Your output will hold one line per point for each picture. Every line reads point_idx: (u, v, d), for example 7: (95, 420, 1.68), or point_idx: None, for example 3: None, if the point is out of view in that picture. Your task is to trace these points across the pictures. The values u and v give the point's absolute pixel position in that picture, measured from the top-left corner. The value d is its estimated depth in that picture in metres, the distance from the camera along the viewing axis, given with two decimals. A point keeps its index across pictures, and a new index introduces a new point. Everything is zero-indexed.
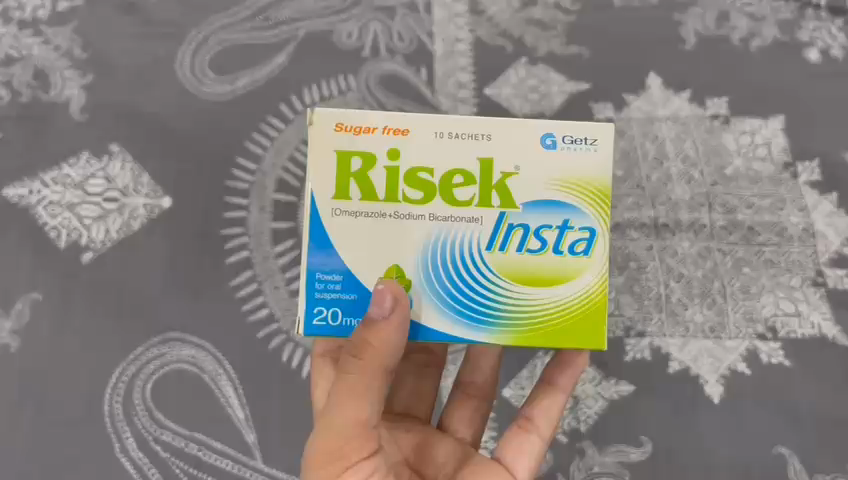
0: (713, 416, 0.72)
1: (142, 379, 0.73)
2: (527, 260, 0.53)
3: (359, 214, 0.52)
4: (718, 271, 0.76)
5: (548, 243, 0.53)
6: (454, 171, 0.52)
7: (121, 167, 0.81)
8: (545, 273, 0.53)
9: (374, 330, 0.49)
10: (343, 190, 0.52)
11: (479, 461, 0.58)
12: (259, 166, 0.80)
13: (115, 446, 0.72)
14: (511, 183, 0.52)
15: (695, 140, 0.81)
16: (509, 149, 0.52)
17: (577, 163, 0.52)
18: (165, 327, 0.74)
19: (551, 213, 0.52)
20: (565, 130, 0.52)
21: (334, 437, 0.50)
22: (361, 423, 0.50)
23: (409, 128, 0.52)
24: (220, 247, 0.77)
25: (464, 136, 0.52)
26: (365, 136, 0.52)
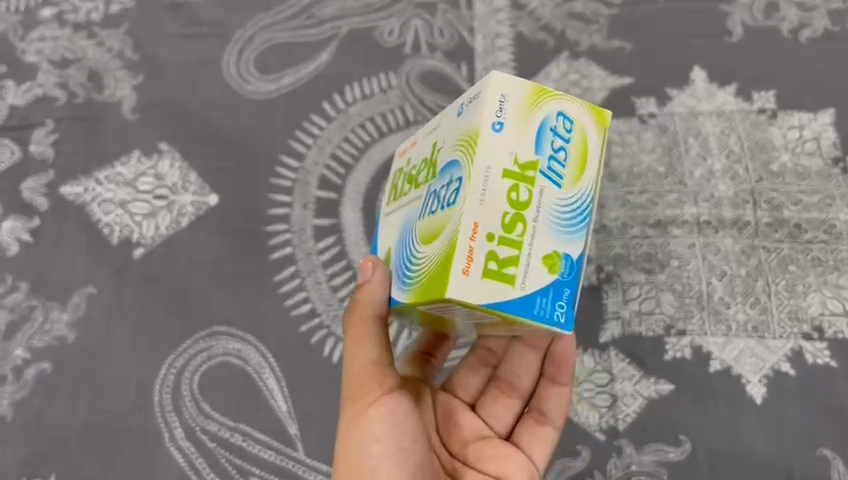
0: (754, 416, 0.70)
1: (190, 371, 0.75)
2: (429, 221, 0.50)
3: (391, 213, 0.60)
4: (762, 269, 0.74)
5: (439, 203, 0.49)
6: (422, 160, 0.56)
7: (170, 165, 0.83)
8: (435, 229, 0.48)
9: (362, 290, 0.55)
10: (391, 200, 0.62)
11: (501, 448, 0.62)
12: (302, 163, 0.82)
13: (163, 435, 0.73)
14: (439, 157, 0.52)
15: (740, 134, 0.80)
16: (443, 128, 0.53)
17: (468, 116, 0.49)
18: (211, 320, 0.77)
19: (446, 173, 0.50)
20: (467, 96, 0.51)
21: (355, 382, 0.57)
22: (371, 364, 0.56)
23: (418, 139, 0.60)
24: (264, 243, 0.79)
25: (432, 130, 0.56)
26: (411, 154, 0.60)
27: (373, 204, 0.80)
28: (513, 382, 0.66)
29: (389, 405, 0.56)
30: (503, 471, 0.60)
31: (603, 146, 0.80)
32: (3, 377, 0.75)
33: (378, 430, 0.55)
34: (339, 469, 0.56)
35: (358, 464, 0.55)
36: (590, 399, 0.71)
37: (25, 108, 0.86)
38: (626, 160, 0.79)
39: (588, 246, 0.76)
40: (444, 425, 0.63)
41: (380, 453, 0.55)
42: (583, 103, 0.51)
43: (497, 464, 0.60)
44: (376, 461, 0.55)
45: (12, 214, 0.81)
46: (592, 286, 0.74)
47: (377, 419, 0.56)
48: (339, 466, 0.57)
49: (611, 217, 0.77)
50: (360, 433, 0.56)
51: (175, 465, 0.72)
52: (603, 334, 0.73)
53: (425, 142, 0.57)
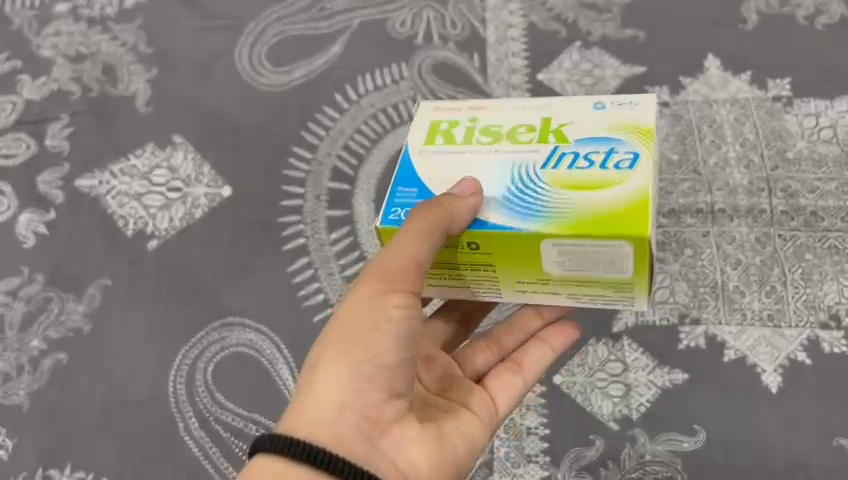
0: (771, 406, 0.69)
1: (204, 361, 0.75)
2: (571, 175, 0.49)
3: (444, 154, 0.52)
4: (778, 257, 0.74)
5: (595, 163, 0.49)
6: (518, 127, 0.52)
7: (183, 158, 0.84)
8: (591, 180, 0.48)
9: (455, 202, 0.47)
10: (431, 138, 0.53)
11: (466, 385, 0.57)
12: (315, 155, 0.82)
13: (178, 425, 0.73)
14: (566, 130, 0.51)
15: (755, 122, 0.79)
16: (568, 110, 0.52)
17: (623, 115, 0.51)
18: (225, 311, 0.77)
19: (596, 145, 0.50)
20: (603, 98, 0.53)
21: (388, 268, 0.49)
22: (414, 267, 0.48)
23: (486, 105, 0.54)
24: (278, 235, 0.80)
25: (527, 108, 0.53)
26: (476, 114, 0.54)
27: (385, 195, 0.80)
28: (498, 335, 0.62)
29: (405, 324, 0.49)
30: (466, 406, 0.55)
31: None
32: (20, 367, 0.76)
33: (383, 342, 0.48)
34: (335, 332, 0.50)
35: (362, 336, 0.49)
36: (603, 389, 0.71)
37: (40, 102, 0.87)
38: None
39: None
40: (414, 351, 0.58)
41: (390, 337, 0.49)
42: None
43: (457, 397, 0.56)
44: (383, 345, 0.48)
45: (28, 207, 0.82)
46: None
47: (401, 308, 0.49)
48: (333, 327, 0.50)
49: None
50: (373, 310, 0.49)
51: (189, 454, 0.72)
52: (617, 323, 0.73)
53: (508, 109, 0.54)
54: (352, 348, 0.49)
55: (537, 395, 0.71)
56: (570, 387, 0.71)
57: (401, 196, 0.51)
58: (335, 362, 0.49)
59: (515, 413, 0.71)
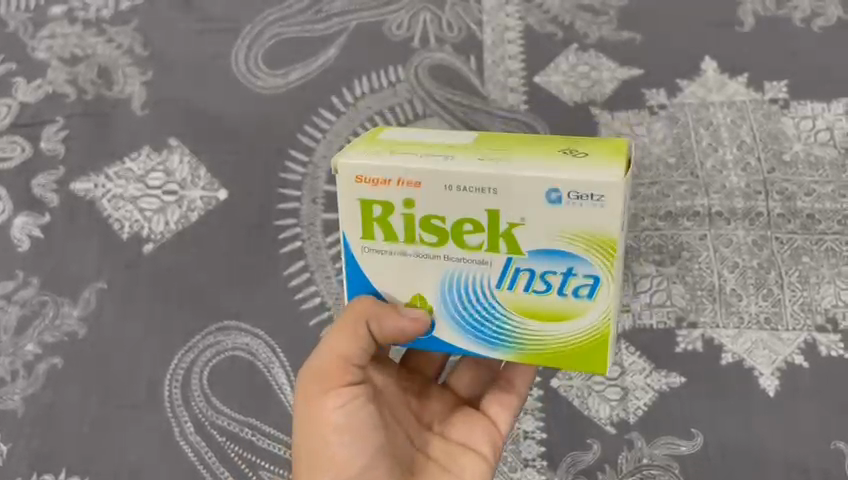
0: (768, 410, 0.69)
1: (199, 366, 0.75)
2: (530, 299, 0.52)
3: (385, 251, 0.52)
4: (775, 260, 0.73)
5: (553, 286, 0.51)
6: (464, 220, 0.50)
7: (179, 161, 0.84)
8: (544, 310, 0.52)
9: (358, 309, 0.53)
10: (367, 232, 0.52)
11: (467, 416, 0.61)
12: (311, 158, 0.82)
13: (173, 430, 0.73)
14: (518, 232, 0.49)
15: (752, 125, 0.79)
16: (521, 202, 0.48)
17: (584, 213, 0.48)
18: (220, 315, 0.77)
19: (554, 261, 0.50)
20: (566, 178, 0.47)
21: (319, 375, 0.55)
22: (337, 365, 0.54)
23: (420, 179, 0.49)
24: (274, 238, 0.79)
25: (471, 189, 0.48)
26: (413, 193, 0.50)
27: None
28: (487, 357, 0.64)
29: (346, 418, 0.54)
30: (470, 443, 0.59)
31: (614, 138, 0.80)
32: (15, 372, 0.76)
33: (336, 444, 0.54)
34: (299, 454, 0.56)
35: (318, 449, 0.54)
36: (600, 392, 0.70)
37: (36, 105, 0.86)
38: (637, 150, 0.79)
39: None
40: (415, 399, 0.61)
41: (340, 442, 0.54)
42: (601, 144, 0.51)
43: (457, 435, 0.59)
44: (336, 449, 0.54)
45: (23, 210, 0.82)
46: None
47: (339, 413, 0.54)
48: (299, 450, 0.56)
49: None
50: (320, 425, 0.55)
51: (185, 459, 0.72)
52: (615, 326, 0.72)
53: (454, 185, 0.49)
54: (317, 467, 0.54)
55: (535, 399, 0.70)
56: (567, 391, 0.70)
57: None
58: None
59: (513, 417, 0.70)
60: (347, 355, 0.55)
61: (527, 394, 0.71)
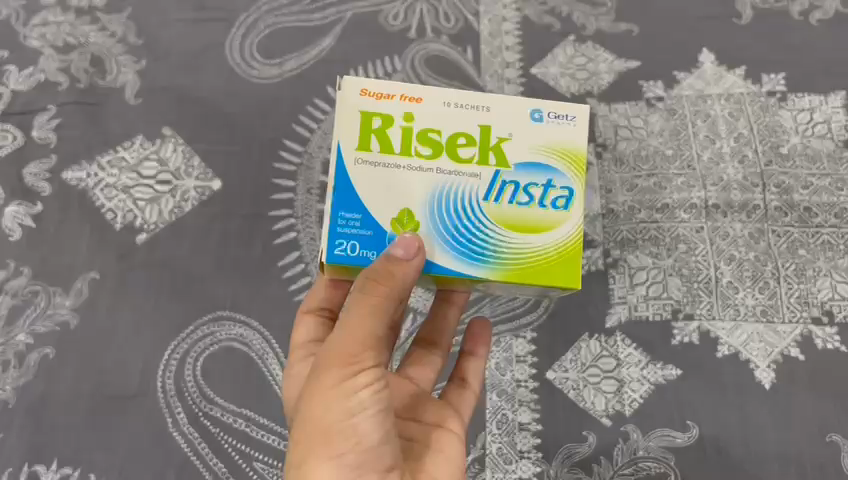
0: (764, 402, 0.68)
1: (193, 356, 0.74)
2: (517, 211, 0.51)
3: (381, 165, 0.50)
4: (772, 253, 0.73)
5: (535, 198, 0.52)
6: (457, 134, 0.51)
7: (173, 150, 0.83)
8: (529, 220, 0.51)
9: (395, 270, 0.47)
10: (364, 141, 0.50)
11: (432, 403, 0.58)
12: (306, 148, 0.82)
13: (166, 421, 0.72)
14: (505, 147, 0.51)
15: (749, 118, 0.79)
16: (505, 117, 0.52)
17: (556, 131, 0.52)
18: (214, 305, 0.76)
19: (534, 173, 0.52)
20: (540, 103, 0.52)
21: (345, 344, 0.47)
22: (371, 337, 0.47)
23: (423, 96, 0.52)
24: (268, 229, 0.79)
25: (465, 106, 0.52)
26: (416, 111, 0.51)
27: None
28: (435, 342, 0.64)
29: (375, 397, 0.47)
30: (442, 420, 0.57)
31: (611, 131, 0.80)
32: (6, 362, 0.74)
33: (357, 422, 0.47)
34: (305, 433, 0.47)
35: (337, 430, 0.47)
36: (596, 384, 0.70)
37: (28, 94, 0.85)
38: (633, 142, 0.79)
39: (595, 230, 0.75)
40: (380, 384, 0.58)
41: (368, 417, 0.47)
42: None
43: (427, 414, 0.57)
44: (363, 426, 0.47)
45: (15, 199, 0.81)
46: (599, 271, 0.74)
47: (370, 388, 0.47)
48: (304, 420, 0.48)
49: (618, 201, 0.76)
50: (342, 402, 0.47)
51: (178, 451, 0.71)
52: (611, 318, 0.72)
53: (452, 109, 0.52)
54: (327, 440, 0.47)
55: (530, 391, 0.70)
56: (564, 383, 0.70)
57: (346, 226, 0.50)
58: (319, 465, 0.46)
59: (508, 409, 0.69)
60: (366, 324, 0.47)
61: (523, 385, 0.70)
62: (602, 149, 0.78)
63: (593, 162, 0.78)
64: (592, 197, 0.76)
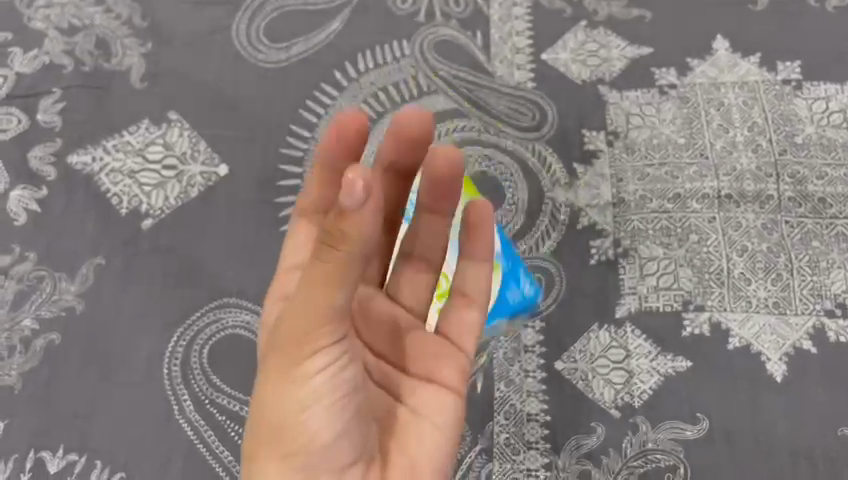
0: (775, 394, 0.67)
1: (199, 344, 0.73)
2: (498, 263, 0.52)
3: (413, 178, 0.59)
4: (785, 244, 0.72)
5: None
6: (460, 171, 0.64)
7: (179, 134, 0.82)
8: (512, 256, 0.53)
9: (349, 223, 0.39)
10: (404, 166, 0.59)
11: (422, 342, 0.56)
12: (313, 133, 0.82)
13: (172, 408, 0.71)
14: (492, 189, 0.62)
15: (764, 106, 0.78)
16: None
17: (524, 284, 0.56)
18: (220, 292, 0.75)
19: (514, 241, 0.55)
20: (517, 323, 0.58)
21: (298, 322, 0.43)
22: (331, 310, 0.43)
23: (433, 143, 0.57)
24: (275, 215, 0.78)
25: None
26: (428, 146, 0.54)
27: None
28: (427, 254, 0.59)
29: (328, 381, 0.45)
30: (433, 371, 0.54)
31: (622, 118, 0.79)
32: (11, 348, 0.74)
33: (310, 411, 0.46)
34: (260, 427, 0.47)
35: (289, 427, 0.46)
36: (604, 375, 0.69)
37: (32, 76, 0.84)
38: (645, 131, 0.78)
39: (605, 220, 0.75)
40: (367, 320, 0.56)
41: (323, 405, 0.46)
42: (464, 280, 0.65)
43: (415, 364, 0.55)
44: (316, 417, 0.46)
45: (20, 183, 0.80)
46: (610, 260, 0.73)
47: (325, 371, 0.45)
48: (261, 408, 0.47)
49: (628, 190, 0.76)
50: (293, 392, 0.45)
51: (184, 438, 0.70)
52: (620, 308, 0.71)
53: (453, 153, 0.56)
54: (283, 433, 0.46)
55: (538, 381, 0.69)
56: (572, 374, 0.69)
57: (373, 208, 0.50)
58: (269, 459, 0.47)
59: (516, 399, 0.69)
60: (322, 305, 0.42)
61: (531, 375, 0.69)
62: (613, 137, 0.78)
63: (604, 150, 0.78)
64: (603, 185, 0.76)
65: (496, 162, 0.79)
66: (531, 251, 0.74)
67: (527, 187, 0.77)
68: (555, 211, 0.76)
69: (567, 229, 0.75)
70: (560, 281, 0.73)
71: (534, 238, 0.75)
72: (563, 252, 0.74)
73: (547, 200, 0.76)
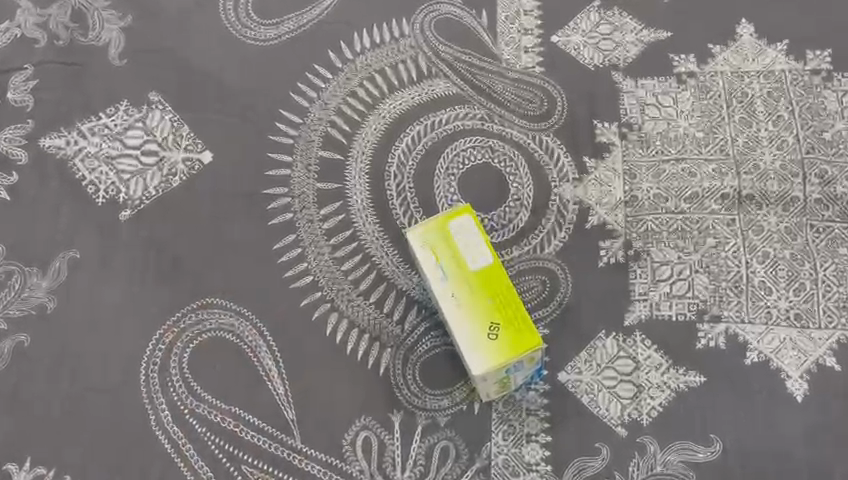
0: (795, 415, 0.62)
1: (180, 348, 0.68)
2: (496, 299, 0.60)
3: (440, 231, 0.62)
4: (809, 251, 0.67)
5: None
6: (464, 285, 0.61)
7: (160, 117, 0.77)
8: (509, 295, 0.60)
9: None
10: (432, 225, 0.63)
11: None
12: (305, 120, 0.76)
13: (149, 418, 0.66)
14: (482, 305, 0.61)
15: (790, 98, 0.72)
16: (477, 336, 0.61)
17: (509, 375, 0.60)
18: (202, 291, 0.69)
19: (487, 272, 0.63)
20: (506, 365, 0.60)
21: None
22: None
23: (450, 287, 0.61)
24: (263, 208, 0.73)
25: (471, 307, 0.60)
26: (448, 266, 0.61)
27: (381, 167, 0.74)
28: None
29: None
30: None
31: (637, 109, 0.73)
32: None
33: None
34: None
35: None
36: (611, 389, 0.65)
37: (2, 51, 0.78)
38: (661, 123, 0.73)
39: (616, 220, 0.70)
40: None
41: None
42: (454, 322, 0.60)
43: None
44: None
45: None
46: (619, 264, 0.68)
47: None
48: None
49: (642, 188, 0.70)
50: None
51: (160, 452, 0.65)
52: (630, 316, 0.66)
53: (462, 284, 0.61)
54: None
55: (541, 395, 0.65)
56: (576, 387, 0.65)
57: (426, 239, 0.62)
58: None
59: (517, 414, 0.64)
60: None
61: (533, 389, 0.65)
62: (627, 129, 0.73)
63: (617, 143, 0.72)
64: (615, 182, 0.71)
65: (502, 155, 0.73)
66: (534, 251, 0.69)
67: (533, 181, 0.72)
68: (561, 210, 0.70)
69: (575, 228, 0.70)
70: (565, 284, 0.68)
71: (539, 238, 0.70)
72: (570, 254, 0.69)
73: (554, 196, 0.71)
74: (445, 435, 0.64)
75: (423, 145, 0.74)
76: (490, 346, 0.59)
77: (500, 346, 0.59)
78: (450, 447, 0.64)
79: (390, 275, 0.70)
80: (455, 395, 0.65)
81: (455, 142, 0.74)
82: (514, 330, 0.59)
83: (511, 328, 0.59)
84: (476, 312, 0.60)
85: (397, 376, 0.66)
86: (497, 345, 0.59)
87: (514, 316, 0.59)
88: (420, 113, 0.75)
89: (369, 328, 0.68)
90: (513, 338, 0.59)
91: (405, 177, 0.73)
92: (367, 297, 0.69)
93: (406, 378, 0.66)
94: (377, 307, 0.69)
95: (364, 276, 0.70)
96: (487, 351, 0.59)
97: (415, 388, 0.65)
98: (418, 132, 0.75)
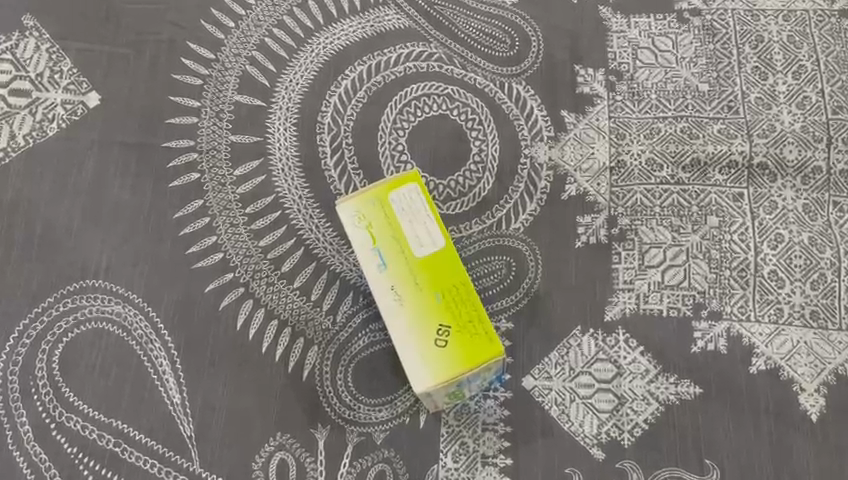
0: (809, 437, 0.51)
1: (49, 343, 0.54)
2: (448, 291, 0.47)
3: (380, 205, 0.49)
4: (832, 235, 0.55)
5: None
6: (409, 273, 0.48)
7: (34, 47, 0.61)
8: (466, 287, 0.48)
9: None
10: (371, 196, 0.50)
11: None
12: (218, 56, 0.61)
13: (4, 434, 0.52)
14: None
15: (815, 44, 0.59)
16: None
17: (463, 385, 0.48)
18: (81, 271, 0.55)
19: None
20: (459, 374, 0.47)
21: None
22: None
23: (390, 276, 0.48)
24: (161, 166, 0.58)
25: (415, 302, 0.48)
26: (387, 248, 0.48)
27: (312, 116, 0.59)
28: None
29: None
30: None
31: (628, 53, 0.60)
32: None
33: None
34: None
35: None
36: (587, 400, 0.53)
37: None
38: (658, 71, 0.59)
39: (599, 190, 0.57)
40: None
41: None
42: (394, 322, 0.47)
43: None
44: None
45: None
46: (601, 245, 0.55)
47: None
48: None
49: (631, 152, 0.57)
50: None
51: (17, 478, 0.51)
52: (613, 309, 0.54)
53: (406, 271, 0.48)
54: None
55: (501, 407, 0.52)
56: (544, 396, 0.53)
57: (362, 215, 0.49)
58: None
59: (471, 430, 0.52)
60: None
61: (491, 399, 0.53)
62: (616, 78, 0.59)
63: (603, 94, 0.59)
64: (600, 143, 0.58)
65: (462, 106, 0.59)
66: (498, 227, 0.56)
67: (499, 139, 0.58)
68: (533, 176, 0.57)
69: (548, 199, 0.57)
70: (535, 268, 0.55)
71: (504, 210, 0.56)
72: (541, 230, 0.56)
73: (524, 159, 0.58)
74: (382, 456, 0.51)
75: (365, 90, 0.60)
76: (437, 355, 0.46)
77: (448, 355, 0.46)
78: (387, 471, 0.51)
79: (319, 253, 0.56)
80: (396, 405, 0.52)
81: (406, 88, 0.60)
82: (467, 336, 0.46)
83: (464, 333, 0.46)
84: (421, 310, 0.47)
85: (324, 381, 0.53)
86: (446, 354, 0.46)
87: (469, 317, 0.47)
88: (362, 50, 0.61)
89: (291, 320, 0.54)
90: (467, 344, 0.46)
91: (341, 129, 0.59)
92: (289, 281, 0.55)
93: (336, 384, 0.53)
94: (301, 294, 0.55)
95: (286, 254, 0.56)
96: (433, 360, 0.46)
97: (347, 397, 0.53)
98: (360, 75, 0.60)
